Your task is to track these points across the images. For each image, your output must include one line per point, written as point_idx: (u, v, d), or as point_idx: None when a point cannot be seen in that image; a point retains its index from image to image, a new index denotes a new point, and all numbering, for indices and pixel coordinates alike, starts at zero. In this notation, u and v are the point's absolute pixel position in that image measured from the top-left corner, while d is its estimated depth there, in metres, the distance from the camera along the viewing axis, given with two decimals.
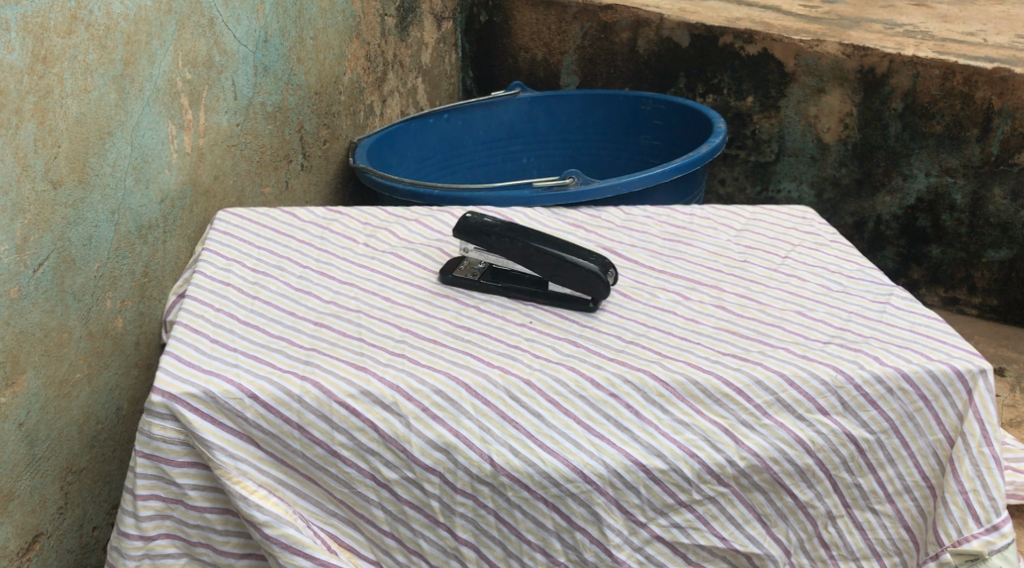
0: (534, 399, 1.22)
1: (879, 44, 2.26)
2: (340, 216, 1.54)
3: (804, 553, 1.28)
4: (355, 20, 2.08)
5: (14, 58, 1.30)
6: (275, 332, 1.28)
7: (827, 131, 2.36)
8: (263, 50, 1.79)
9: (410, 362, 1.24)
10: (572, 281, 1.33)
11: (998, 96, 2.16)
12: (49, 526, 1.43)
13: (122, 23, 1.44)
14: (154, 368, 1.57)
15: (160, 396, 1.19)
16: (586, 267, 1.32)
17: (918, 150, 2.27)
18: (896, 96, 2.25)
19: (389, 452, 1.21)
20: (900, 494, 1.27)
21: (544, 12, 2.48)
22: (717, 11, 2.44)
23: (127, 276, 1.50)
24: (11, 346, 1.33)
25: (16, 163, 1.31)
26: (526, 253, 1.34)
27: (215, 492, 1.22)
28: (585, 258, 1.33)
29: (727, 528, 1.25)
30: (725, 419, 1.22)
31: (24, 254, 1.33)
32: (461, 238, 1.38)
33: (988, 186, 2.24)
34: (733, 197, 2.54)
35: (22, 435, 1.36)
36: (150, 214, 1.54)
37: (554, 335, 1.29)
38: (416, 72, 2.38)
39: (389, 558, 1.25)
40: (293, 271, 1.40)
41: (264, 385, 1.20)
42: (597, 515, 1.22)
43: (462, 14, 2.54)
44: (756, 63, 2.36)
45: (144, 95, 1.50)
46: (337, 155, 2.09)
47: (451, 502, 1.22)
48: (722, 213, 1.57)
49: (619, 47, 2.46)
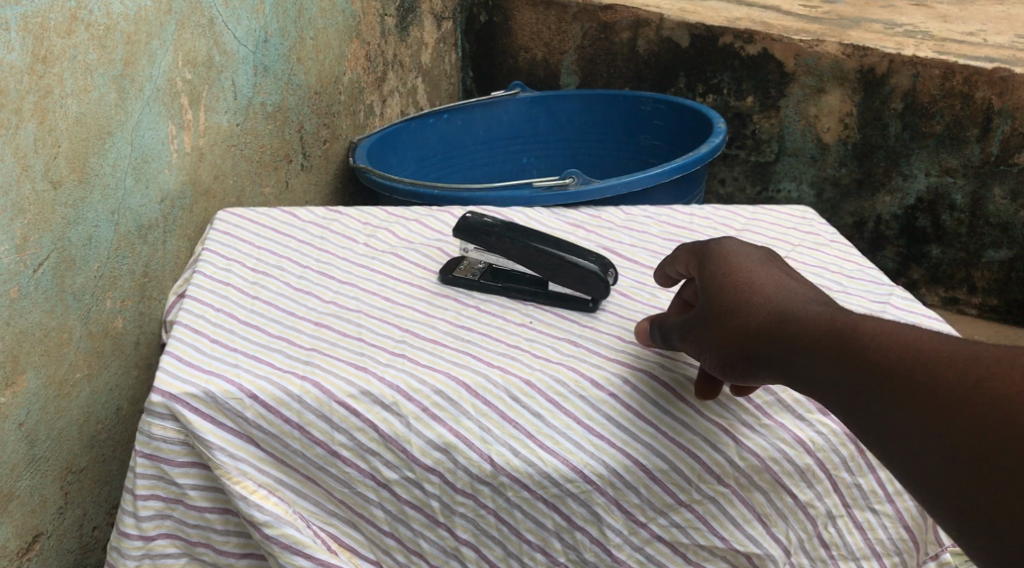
0: (534, 399, 1.22)
1: (879, 44, 2.25)
2: (340, 216, 1.54)
3: (804, 553, 1.25)
4: (355, 20, 2.08)
5: (14, 58, 1.30)
6: (275, 332, 1.28)
7: (827, 132, 2.35)
8: (263, 50, 1.79)
9: (410, 362, 1.24)
10: (570, 281, 1.33)
11: (997, 96, 2.15)
12: (49, 526, 1.43)
13: (121, 24, 1.44)
14: (154, 369, 1.57)
15: (160, 396, 1.19)
16: (585, 267, 1.32)
17: (918, 150, 2.27)
18: (896, 96, 2.24)
19: (388, 452, 1.21)
20: (900, 493, 1.25)
21: (543, 11, 2.47)
22: (717, 11, 2.42)
23: (127, 276, 1.50)
24: (11, 347, 1.34)
25: (16, 163, 1.31)
26: (526, 253, 1.34)
27: (215, 492, 1.22)
28: (583, 257, 1.33)
29: (727, 528, 1.23)
30: (725, 419, 1.23)
31: (24, 254, 1.33)
32: (459, 237, 1.38)
33: (988, 186, 2.24)
34: (733, 197, 2.55)
35: (22, 435, 1.36)
36: (150, 214, 1.54)
37: (554, 335, 1.30)
38: (416, 72, 2.38)
39: (389, 558, 1.24)
40: (293, 271, 1.40)
41: (264, 384, 1.21)
42: (597, 515, 1.22)
43: (462, 14, 2.54)
44: (755, 64, 2.34)
45: (144, 95, 1.50)
46: (337, 154, 2.09)
47: (451, 502, 1.22)
48: (722, 213, 1.57)
49: (619, 46, 2.45)
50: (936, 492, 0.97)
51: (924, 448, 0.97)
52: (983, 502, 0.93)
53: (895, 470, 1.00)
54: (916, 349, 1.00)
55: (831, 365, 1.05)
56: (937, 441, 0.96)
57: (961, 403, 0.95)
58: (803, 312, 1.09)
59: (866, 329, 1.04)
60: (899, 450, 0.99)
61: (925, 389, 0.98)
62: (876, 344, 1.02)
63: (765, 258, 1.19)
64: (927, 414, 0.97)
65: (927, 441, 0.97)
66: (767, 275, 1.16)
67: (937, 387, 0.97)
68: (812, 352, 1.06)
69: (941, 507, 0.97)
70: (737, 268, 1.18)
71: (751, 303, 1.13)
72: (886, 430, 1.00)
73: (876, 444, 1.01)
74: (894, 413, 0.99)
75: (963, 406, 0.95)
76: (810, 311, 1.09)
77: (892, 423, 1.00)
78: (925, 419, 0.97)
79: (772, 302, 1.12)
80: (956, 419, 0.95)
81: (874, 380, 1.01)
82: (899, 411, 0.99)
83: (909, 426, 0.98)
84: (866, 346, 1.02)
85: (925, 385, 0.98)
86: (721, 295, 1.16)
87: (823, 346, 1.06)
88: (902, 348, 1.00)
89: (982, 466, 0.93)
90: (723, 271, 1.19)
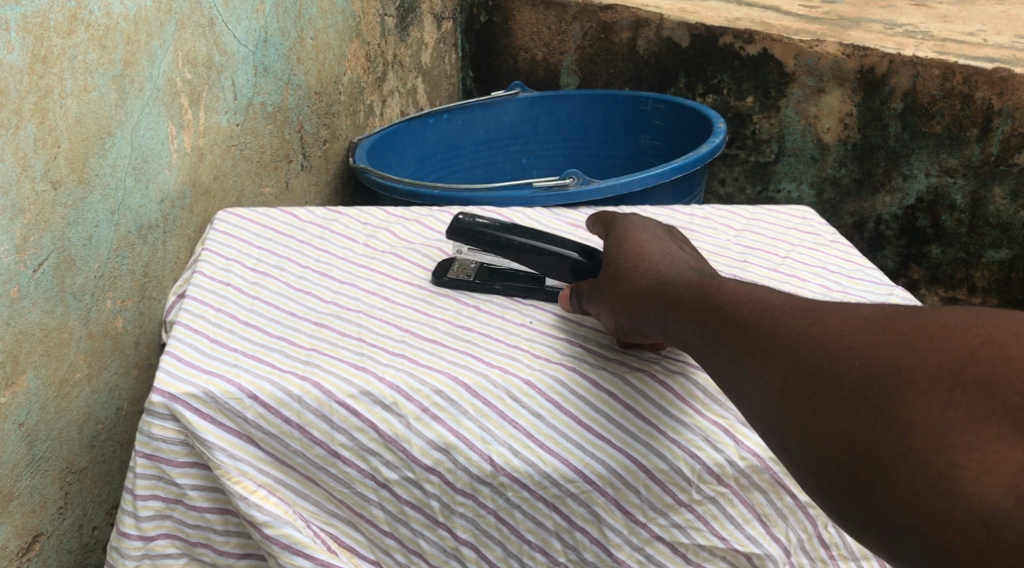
0: (535, 399, 1.23)
1: (879, 44, 2.25)
2: (340, 216, 1.54)
3: (804, 553, 1.24)
4: (355, 20, 2.08)
5: (14, 58, 1.29)
6: (274, 332, 1.29)
7: (827, 132, 2.35)
8: (263, 50, 1.79)
9: (410, 362, 1.24)
10: (565, 276, 1.34)
11: (997, 95, 2.15)
12: (49, 526, 1.43)
13: (122, 24, 1.44)
14: (154, 369, 1.57)
15: (160, 396, 1.19)
16: (577, 261, 1.32)
17: (918, 150, 2.27)
18: (896, 96, 2.24)
19: (388, 452, 1.21)
20: None
21: (543, 12, 2.47)
22: (716, 11, 2.42)
23: (127, 276, 1.50)
24: (11, 347, 1.34)
25: (16, 163, 1.31)
26: (519, 252, 1.34)
27: (215, 492, 1.22)
28: (573, 249, 1.34)
29: (727, 528, 1.22)
30: (725, 419, 1.22)
31: (24, 254, 1.33)
32: (451, 238, 1.38)
33: (988, 186, 2.25)
34: (733, 197, 2.55)
35: (22, 435, 1.36)
36: (150, 214, 1.54)
37: (553, 335, 1.30)
38: (416, 72, 2.38)
39: (389, 558, 1.24)
40: (293, 271, 1.40)
41: (264, 385, 1.21)
42: (597, 515, 1.22)
43: (462, 14, 2.53)
44: (755, 64, 2.34)
45: (144, 95, 1.50)
46: (337, 155, 2.09)
47: (451, 502, 1.22)
48: (722, 213, 1.57)
49: (618, 46, 2.45)
50: (784, 436, 1.01)
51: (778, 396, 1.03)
52: (828, 443, 0.98)
53: (748, 423, 1.05)
54: (778, 310, 1.07)
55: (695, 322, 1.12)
56: (789, 391, 1.02)
57: (812, 354, 1.01)
58: (677, 280, 1.18)
59: (731, 295, 1.11)
60: (753, 403, 1.04)
61: (781, 343, 1.04)
62: (741, 306, 1.09)
63: (657, 238, 1.29)
64: (783, 365, 1.03)
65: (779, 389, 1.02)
66: (654, 253, 1.25)
67: (794, 340, 1.03)
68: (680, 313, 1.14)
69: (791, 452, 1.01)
70: (634, 246, 1.28)
71: (638, 274, 1.23)
72: (741, 382, 1.06)
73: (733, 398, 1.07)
74: (751, 366, 1.05)
75: (815, 357, 1.01)
76: (682, 278, 1.18)
77: (749, 377, 1.05)
78: (779, 369, 1.03)
79: (652, 273, 1.21)
80: (809, 368, 1.01)
81: (737, 338, 1.07)
82: (755, 365, 1.05)
83: (762, 378, 1.04)
84: (728, 308, 1.10)
85: (781, 340, 1.04)
86: (616, 268, 1.26)
87: (690, 309, 1.13)
88: (765, 309, 1.07)
89: (830, 409, 0.99)
90: (621, 250, 1.28)
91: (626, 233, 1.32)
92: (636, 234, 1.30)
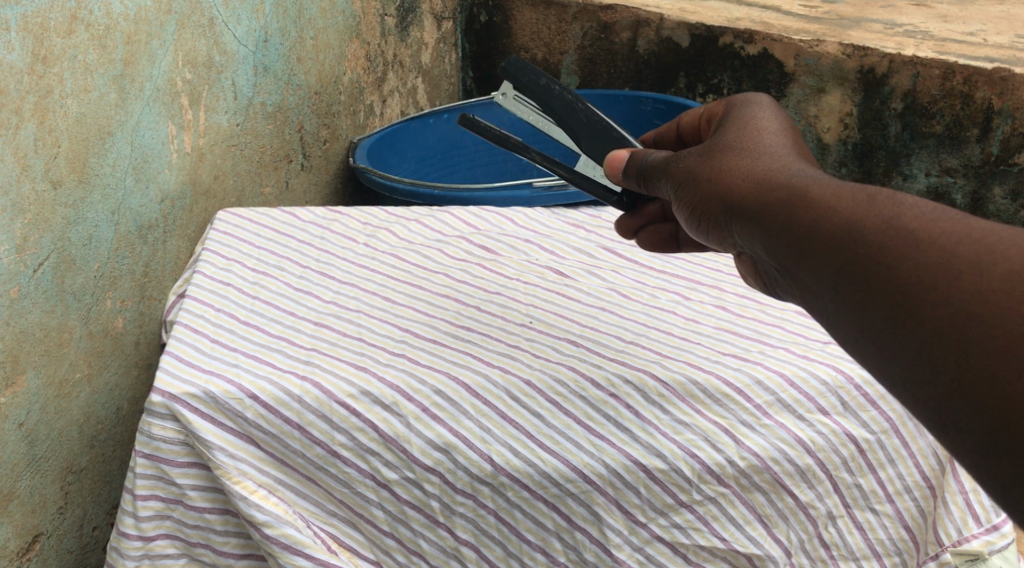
0: (534, 399, 1.23)
1: (879, 43, 2.20)
2: (340, 216, 1.54)
3: (804, 553, 1.26)
4: (355, 20, 2.07)
5: (14, 58, 1.29)
6: (275, 333, 1.29)
7: (827, 131, 2.30)
8: (263, 50, 1.79)
9: (410, 362, 1.25)
10: (604, 148, 1.35)
11: (997, 96, 2.11)
12: (49, 526, 1.43)
13: (121, 23, 1.44)
14: (154, 368, 1.57)
15: (160, 396, 1.19)
16: (625, 136, 1.34)
17: (918, 150, 2.23)
18: (896, 96, 2.19)
19: (388, 452, 1.21)
20: (900, 494, 1.26)
21: (544, 12, 2.42)
22: (716, 11, 2.38)
23: (127, 276, 1.50)
24: (11, 346, 1.33)
25: (15, 163, 1.31)
26: (573, 105, 1.34)
27: (215, 492, 1.22)
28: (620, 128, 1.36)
29: (727, 528, 1.22)
30: (725, 419, 1.22)
31: (24, 254, 1.33)
32: (505, 81, 1.36)
33: (988, 186, 2.20)
34: None
35: (22, 435, 1.36)
36: (150, 214, 1.54)
37: (554, 335, 1.31)
38: (416, 72, 2.36)
39: (389, 558, 1.24)
40: (293, 271, 1.41)
41: (264, 385, 1.21)
42: (597, 515, 1.21)
43: (462, 14, 2.48)
44: (755, 64, 2.29)
45: (144, 95, 1.50)
46: (337, 154, 2.09)
47: (451, 502, 1.22)
48: None
49: (619, 46, 2.39)
50: (930, 375, 0.90)
51: (939, 332, 0.90)
52: None
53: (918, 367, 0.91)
54: (970, 232, 0.91)
55: (842, 244, 0.96)
56: (989, 340, 0.87)
57: (1005, 295, 0.87)
58: (820, 181, 1.01)
59: (907, 206, 0.95)
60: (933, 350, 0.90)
61: (967, 272, 0.89)
62: (917, 223, 0.93)
63: (786, 134, 1.13)
64: (960, 299, 0.89)
65: (950, 325, 0.89)
66: (784, 150, 1.10)
67: (990, 274, 0.88)
68: (837, 238, 0.96)
69: (959, 403, 0.88)
70: (756, 139, 1.12)
71: (761, 171, 1.07)
72: (902, 309, 0.92)
73: (869, 319, 0.94)
74: (915, 291, 0.91)
75: (1013, 297, 0.87)
76: (830, 179, 1.01)
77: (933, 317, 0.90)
78: (951, 302, 0.89)
79: (783, 172, 1.05)
80: (997, 312, 0.87)
81: (903, 258, 0.92)
82: (934, 299, 0.90)
83: (953, 320, 0.89)
84: (906, 229, 0.93)
85: (969, 268, 0.89)
86: (733, 160, 1.10)
87: (839, 216, 0.97)
88: (958, 235, 0.91)
89: (1015, 362, 0.86)
90: (741, 141, 1.12)
91: (747, 121, 1.16)
92: (758, 123, 1.15)
